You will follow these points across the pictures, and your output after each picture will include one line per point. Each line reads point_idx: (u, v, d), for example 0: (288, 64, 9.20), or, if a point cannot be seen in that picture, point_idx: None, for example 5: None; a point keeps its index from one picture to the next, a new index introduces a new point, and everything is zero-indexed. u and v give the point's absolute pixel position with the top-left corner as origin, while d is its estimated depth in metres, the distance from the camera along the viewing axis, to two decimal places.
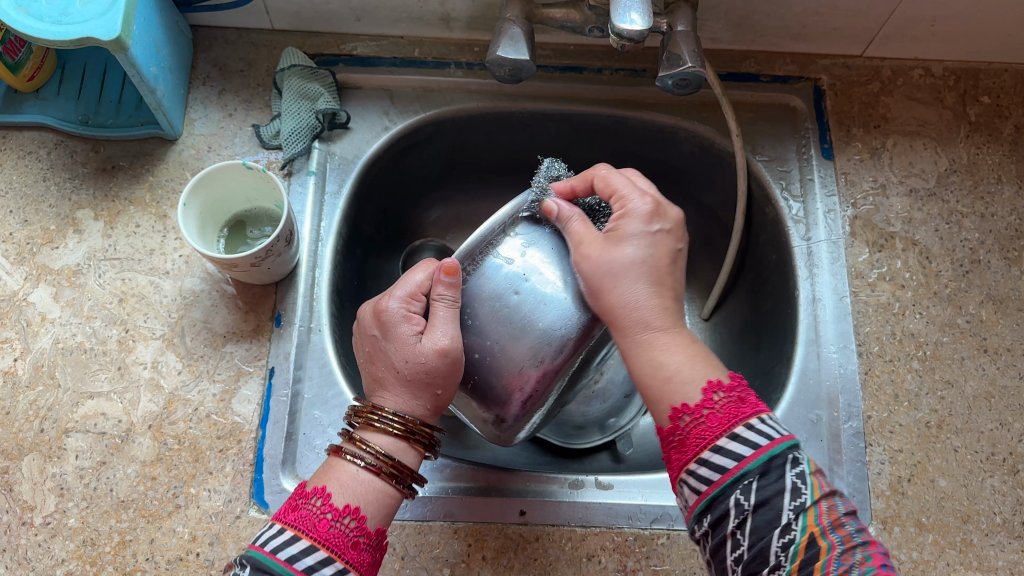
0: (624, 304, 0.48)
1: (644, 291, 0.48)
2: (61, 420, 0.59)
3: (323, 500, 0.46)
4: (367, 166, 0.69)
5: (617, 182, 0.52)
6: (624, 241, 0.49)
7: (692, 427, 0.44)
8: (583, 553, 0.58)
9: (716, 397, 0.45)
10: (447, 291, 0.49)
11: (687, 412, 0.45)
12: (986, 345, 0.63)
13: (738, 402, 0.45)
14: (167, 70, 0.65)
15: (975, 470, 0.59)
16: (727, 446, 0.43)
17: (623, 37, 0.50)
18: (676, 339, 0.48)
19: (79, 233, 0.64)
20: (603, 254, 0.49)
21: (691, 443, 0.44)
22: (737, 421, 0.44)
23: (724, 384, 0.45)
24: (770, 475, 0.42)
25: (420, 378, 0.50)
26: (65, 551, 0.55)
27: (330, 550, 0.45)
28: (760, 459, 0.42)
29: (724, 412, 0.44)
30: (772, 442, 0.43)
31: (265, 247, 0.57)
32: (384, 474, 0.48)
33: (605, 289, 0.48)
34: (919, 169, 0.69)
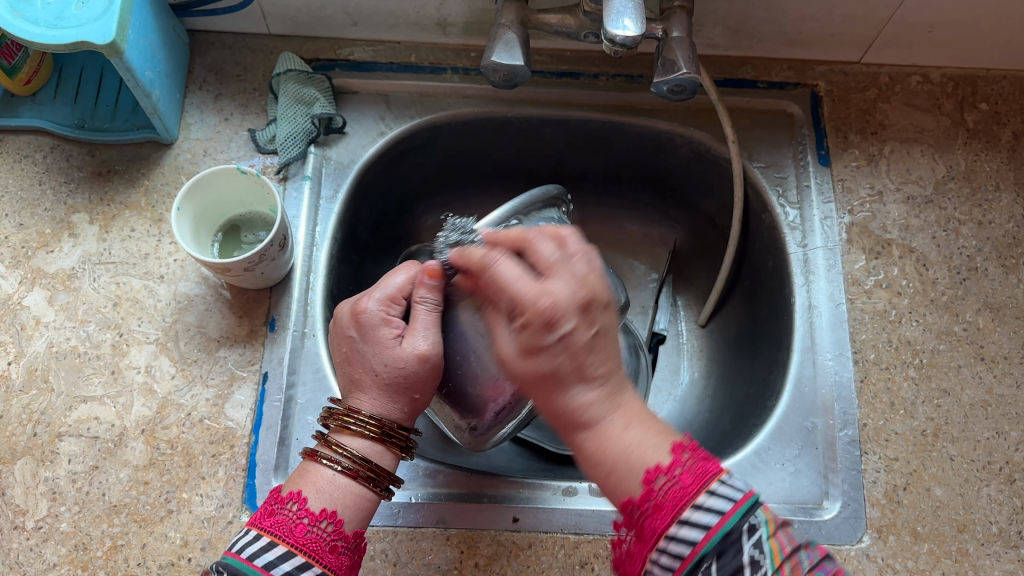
0: (569, 403, 0.44)
1: (588, 390, 0.44)
2: (54, 424, 0.59)
3: (299, 505, 0.47)
4: (362, 171, 0.69)
5: (504, 272, 0.44)
6: (538, 353, 0.43)
7: (645, 516, 0.41)
8: (576, 561, 0.57)
9: (660, 482, 0.41)
10: (429, 294, 0.50)
11: (663, 472, 0.41)
12: (984, 352, 0.63)
13: (691, 473, 0.41)
14: (164, 74, 0.65)
15: (971, 478, 0.59)
16: (681, 532, 0.39)
17: (616, 43, 0.49)
18: (632, 422, 0.44)
19: (74, 237, 0.64)
20: (523, 361, 0.43)
21: (647, 535, 0.41)
22: (687, 501, 0.40)
23: (665, 464, 0.41)
24: (727, 554, 0.38)
25: (399, 382, 0.50)
26: (57, 555, 0.55)
27: (307, 555, 0.45)
28: (715, 540, 0.38)
29: (671, 496, 0.40)
30: (726, 514, 0.39)
31: (258, 251, 0.57)
32: (360, 477, 0.49)
33: (542, 386, 0.44)
34: (916, 176, 0.69)
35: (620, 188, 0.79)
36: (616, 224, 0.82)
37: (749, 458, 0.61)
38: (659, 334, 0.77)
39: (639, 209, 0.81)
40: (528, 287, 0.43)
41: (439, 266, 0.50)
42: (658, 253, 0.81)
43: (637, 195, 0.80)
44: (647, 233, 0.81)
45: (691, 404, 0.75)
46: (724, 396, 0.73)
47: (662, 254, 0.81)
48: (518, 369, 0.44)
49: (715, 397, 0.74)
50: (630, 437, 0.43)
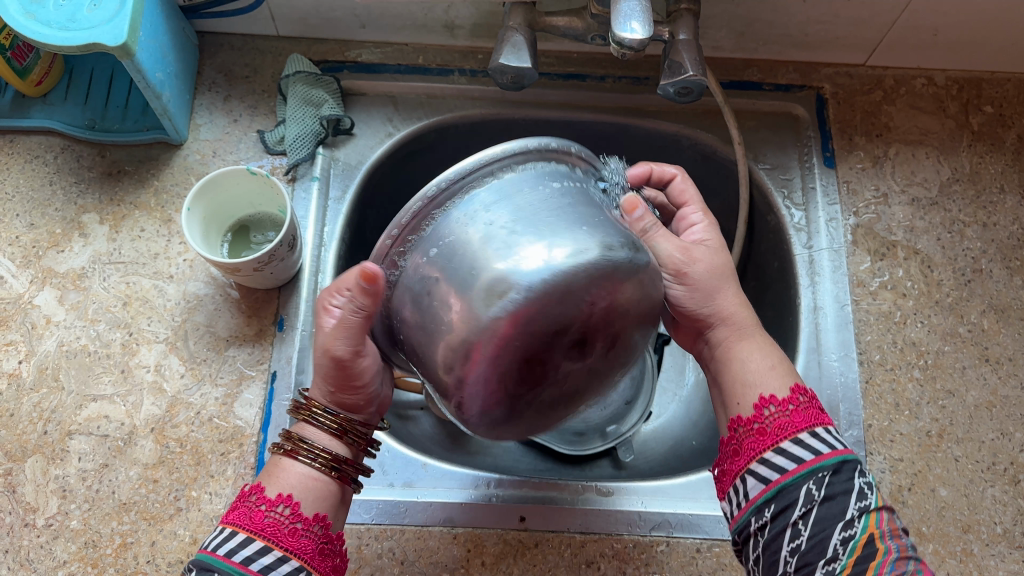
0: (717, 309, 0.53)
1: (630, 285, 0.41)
2: (65, 422, 0.59)
3: (258, 493, 0.47)
4: (370, 172, 0.69)
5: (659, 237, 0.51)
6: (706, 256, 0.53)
7: (775, 417, 0.47)
8: (582, 560, 0.58)
9: (770, 410, 0.47)
10: (361, 294, 0.45)
11: (774, 403, 0.47)
12: (988, 354, 0.63)
13: (806, 411, 0.47)
14: (173, 75, 0.66)
15: (976, 479, 0.59)
16: (809, 440, 0.45)
17: (624, 46, 0.50)
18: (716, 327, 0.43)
19: (84, 237, 0.65)
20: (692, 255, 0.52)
21: (761, 443, 0.46)
22: (813, 425, 0.46)
23: (782, 397, 0.47)
24: (841, 473, 0.44)
25: (328, 378, 0.51)
26: (67, 552, 0.55)
27: (267, 539, 0.46)
28: (831, 460, 0.44)
29: (786, 421, 0.46)
30: (838, 448, 0.45)
31: (268, 251, 0.57)
32: (320, 464, 0.49)
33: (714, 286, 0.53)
34: (921, 178, 0.69)
35: None
36: None
37: None
38: (664, 335, 0.77)
39: None
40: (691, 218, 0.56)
41: (378, 269, 0.44)
42: None
43: None
44: None
45: (696, 404, 0.76)
46: None
47: None
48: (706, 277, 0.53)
49: None
50: (760, 360, 0.50)
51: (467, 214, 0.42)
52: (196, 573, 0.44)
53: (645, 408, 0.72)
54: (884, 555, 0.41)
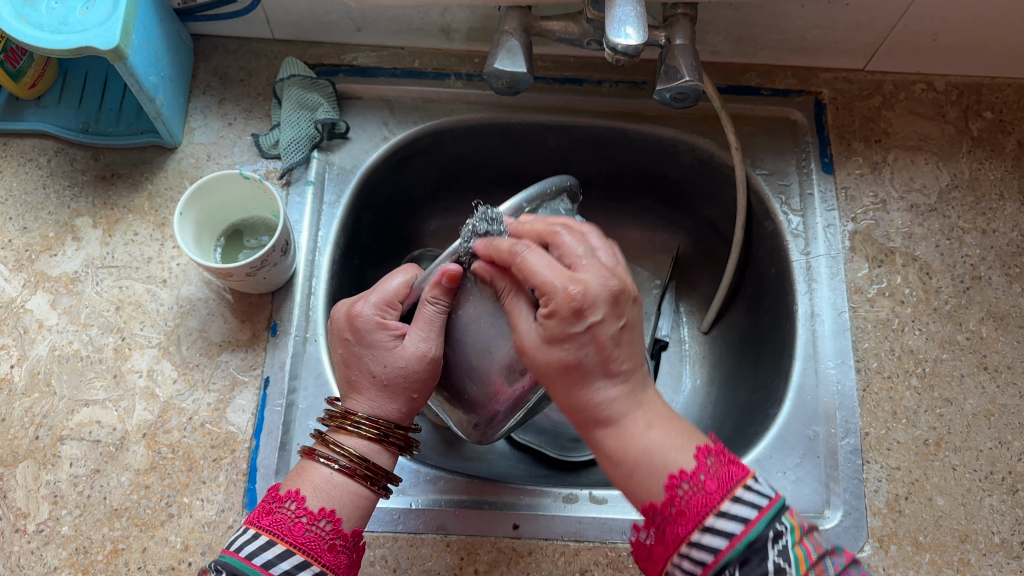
0: (591, 399, 0.44)
1: (610, 384, 0.44)
2: (56, 427, 0.59)
3: (298, 503, 0.47)
4: (366, 176, 0.69)
5: (533, 263, 0.43)
6: (558, 344, 0.43)
7: (690, 495, 0.42)
8: (576, 568, 0.57)
9: (684, 488, 0.42)
10: (442, 295, 0.47)
11: (685, 479, 0.42)
12: (987, 362, 0.63)
13: (715, 480, 0.42)
14: (168, 79, 0.65)
15: (973, 488, 0.59)
16: (719, 524, 0.41)
17: (618, 52, 0.49)
18: (653, 422, 0.45)
19: (78, 241, 0.65)
20: (546, 350, 0.43)
21: (669, 539, 0.42)
22: (712, 509, 0.41)
23: (689, 471, 0.43)
24: (752, 561, 0.40)
25: (398, 382, 0.50)
26: (57, 559, 0.55)
27: (306, 553, 0.46)
28: (739, 547, 0.40)
29: (695, 502, 0.42)
30: (751, 521, 0.40)
31: (261, 256, 0.57)
32: (357, 476, 0.49)
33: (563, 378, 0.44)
34: (920, 184, 0.69)
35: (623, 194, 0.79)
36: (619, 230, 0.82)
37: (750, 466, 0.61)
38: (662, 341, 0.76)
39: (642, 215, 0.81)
40: (557, 276, 0.42)
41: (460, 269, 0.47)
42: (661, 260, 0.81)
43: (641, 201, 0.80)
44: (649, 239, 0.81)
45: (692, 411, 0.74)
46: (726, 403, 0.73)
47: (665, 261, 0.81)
48: (540, 359, 0.44)
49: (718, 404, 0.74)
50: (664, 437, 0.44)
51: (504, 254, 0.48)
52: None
53: None
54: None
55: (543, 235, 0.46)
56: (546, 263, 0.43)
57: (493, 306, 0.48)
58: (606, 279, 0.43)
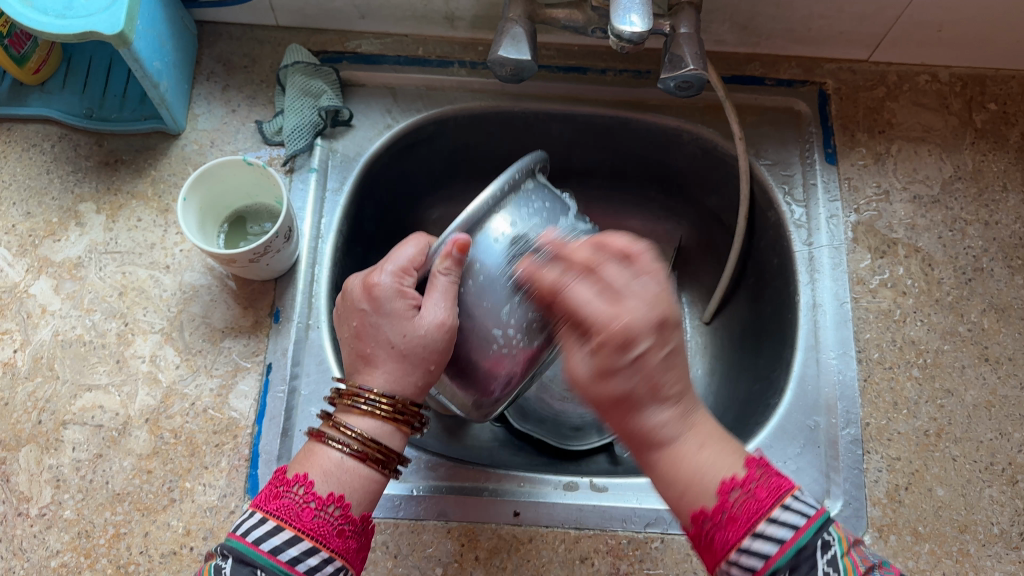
0: (645, 425, 0.43)
1: (663, 409, 0.43)
2: (59, 412, 0.59)
3: (306, 488, 0.47)
4: (369, 164, 0.69)
5: (578, 295, 0.43)
6: (614, 375, 0.42)
7: (743, 500, 0.42)
8: (576, 556, 0.58)
9: (735, 494, 0.42)
10: (452, 266, 0.50)
11: (737, 485, 0.42)
12: (988, 353, 0.63)
13: (766, 488, 0.42)
14: (171, 65, 0.65)
15: (973, 479, 0.59)
16: (769, 530, 0.41)
17: (623, 39, 0.49)
18: (704, 442, 0.44)
19: (81, 226, 0.65)
20: (600, 385, 0.43)
21: (718, 546, 0.42)
22: (786, 493, 0.42)
23: (742, 476, 0.43)
24: (817, 542, 0.41)
25: (417, 353, 0.50)
26: (60, 542, 0.55)
27: (315, 539, 0.46)
28: (789, 554, 0.40)
29: (746, 509, 0.41)
30: (800, 530, 0.40)
31: (264, 242, 0.57)
32: (369, 459, 0.49)
33: (615, 410, 0.43)
34: (923, 175, 0.69)
35: (627, 183, 0.79)
36: (621, 219, 0.82)
37: None
38: None
39: (645, 205, 0.81)
40: (602, 310, 0.42)
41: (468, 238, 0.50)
42: (664, 251, 0.80)
43: (643, 191, 0.79)
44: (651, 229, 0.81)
45: None
46: (728, 394, 0.73)
47: (668, 251, 0.80)
48: (593, 391, 0.43)
49: (719, 395, 0.74)
50: (709, 456, 0.44)
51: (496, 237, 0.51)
52: (233, 563, 0.44)
53: None
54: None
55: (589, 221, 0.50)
56: (596, 291, 0.43)
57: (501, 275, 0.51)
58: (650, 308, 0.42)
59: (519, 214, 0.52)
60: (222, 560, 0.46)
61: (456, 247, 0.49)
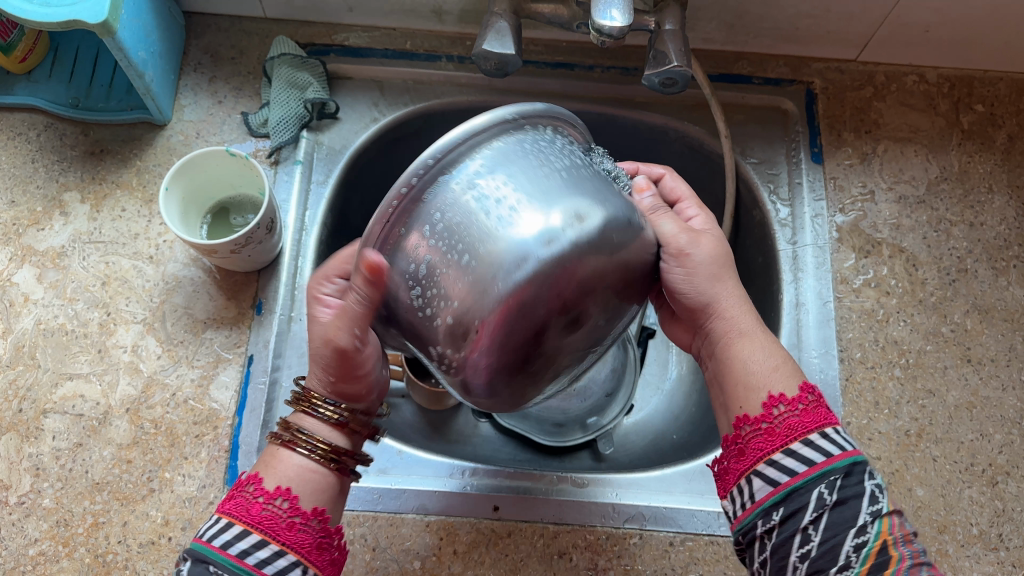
0: (712, 302, 0.50)
1: (727, 294, 0.50)
2: (40, 400, 0.59)
3: (256, 485, 0.47)
4: (355, 157, 0.69)
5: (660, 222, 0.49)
6: (690, 251, 0.49)
7: (785, 418, 0.44)
8: (554, 551, 0.58)
9: (780, 410, 0.44)
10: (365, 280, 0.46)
11: (783, 402, 0.45)
12: (970, 354, 0.63)
13: (810, 412, 0.44)
14: (157, 55, 0.65)
15: (953, 479, 0.59)
16: (806, 449, 0.42)
17: (603, 34, 0.49)
18: (753, 338, 0.49)
19: (65, 216, 0.65)
20: (679, 253, 0.48)
21: (751, 453, 0.44)
22: (826, 424, 0.44)
23: (790, 395, 0.45)
24: (851, 478, 0.41)
25: (324, 358, 0.50)
26: (38, 531, 0.55)
27: (264, 532, 0.45)
28: (822, 471, 0.41)
29: (786, 425, 0.44)
30: (833, 456, 0.42)
31: (245, 233, 0.57)
32: (322, 458, 0.49)
33: (688, 287, 0.50)
34: (909, 176, 0.69)
35: None
36: None
37: None
38: (647, 329, 0.78)
39: None
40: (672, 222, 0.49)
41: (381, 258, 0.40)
42: None
43: None
44: None
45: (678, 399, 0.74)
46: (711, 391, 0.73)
47: None
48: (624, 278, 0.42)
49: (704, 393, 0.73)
50: (762, 359, 0.47)
51: (462, 189, 0.39)
52: (190, 564, 0.43)
53: (626, 401, 0.72)
54: (896, 565, 0.39)
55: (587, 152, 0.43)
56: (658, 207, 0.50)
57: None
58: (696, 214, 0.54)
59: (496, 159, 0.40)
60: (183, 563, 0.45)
61: (367, 269, 0.40)
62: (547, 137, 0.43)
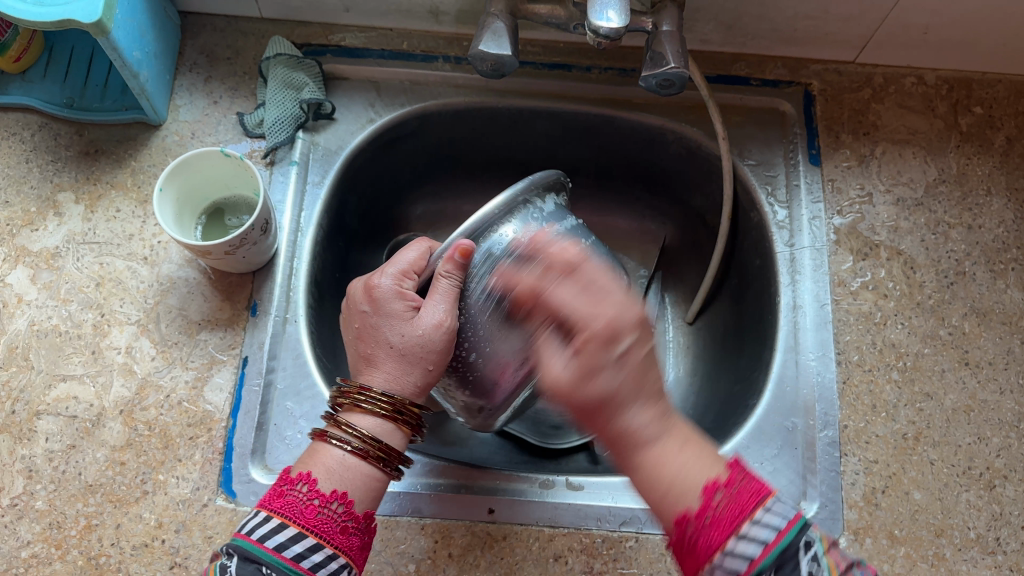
0: (627, 425, 0.42)
1: (643, 411, 0.42)
2: (33, 402, 0.59)
3: (309, 485, 0.47)
4: (350, 158, 0.69)
5: (559, 296, 0.44)
6: (595, 377, 0.40)
7: (726, 502, 0.40)
8: (550, 554, 0.58)
9: (719, 496, 0.40)
10: (454, 270, 0.49)
11: (720, 487, 0.41)
12: (968, 357, 0.63)
13: (748, 489, 0.40)
14: (152, 55, 0.65)
15: (950, 483, 0.59)
16: (753, 530, 0.39)
17: (600, 35, 0.48)
18: (686, 443, 0.42)
19: (59, 216, 0.64)
20: (585, 386, 0.40)
21: (702, 548, 0.40)
22: (746, 517, 0.39)
23: (724, 478, 0.41)
24: (784, 567, 0.39)
25: (415, 352, 0.50)
26: (31, 533, 0.55)
27: (319, 536, 0.46)
28: (773, 555, 0.38)
29: (730, 509, 0.40)
30: (782, 530, 0.39)
31: (239, 234, 0.56)
32: (370, 457, 0.49)
33: (597, 411, 0.41)
34: (907, 178, 0.68)
35: (613, 183, 0.79)
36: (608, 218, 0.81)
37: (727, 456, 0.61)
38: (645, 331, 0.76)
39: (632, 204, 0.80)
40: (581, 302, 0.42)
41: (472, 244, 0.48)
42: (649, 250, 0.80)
43: (630, 190, 0.79)
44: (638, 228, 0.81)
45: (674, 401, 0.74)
46: (708, 393, 0.73)
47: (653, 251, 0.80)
48: (576, 395, 0.41)
49: (700, 395, 0.73)
50: (691, 467, 0.42)
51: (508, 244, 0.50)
52: (238, 562, 0.44)
53: None
54: None
55: (530, 288, 0.46)
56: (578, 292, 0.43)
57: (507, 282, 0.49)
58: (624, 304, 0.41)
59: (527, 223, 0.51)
60: (227, 559, 0.45)
61: (463, 253, 0.48)
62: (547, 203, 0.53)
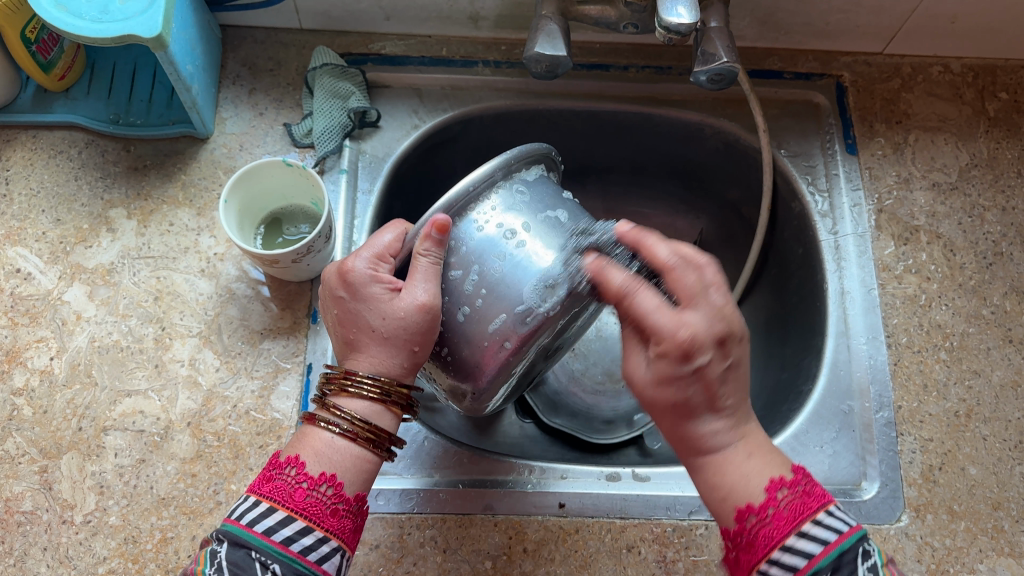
0: (699, 433, 0.46)
1: (716, 419, 0.46)
2: (99, 418, 0.59)
3: (298, 469, 0.47)
4: (397, 165, 0.69)
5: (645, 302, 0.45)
6: (670, 384, 0.44)
7: (788, 501, 0.44)
8: (622, 545, 0.59)
9: (782, 494, 0.44)
10: (433, 247, 0.49)
11: (784, 485, 0.44)
12: (1012, 335, 0.65)
13: (811, 492, 0.44)
14: (201, 68, 0.65)
15: (1004, 457, 0.61)
16: (814, 531, 0.42)
17: (671, 31, 0.50)
18: (754, 452, 0.46)
19: (112, 232, 0.64)
20: (656, 388, 0.45)
21: (761, 542, 0.43)
22: (808, 518, 0.43)
23: (789, 479, 0.45)
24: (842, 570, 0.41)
25: (399, 335, 0.49)
26: (106, 549, 0.55)
27: (308, 519, 0.46)
28: (834, 555, 0.41)
29: (792, 509, 0.43)
30: (844, 534, 0.42)
31: (306, 243, 0.57)
32: (360, 439, 0.48)
33: (666, 413, 0.46)
34: (941, 164, 0.70)
35: (647, 179, 0.80)
36: (642, 215, 0.83)
37: (788, 441, 0.62)
38: None
39: (665, 200, 0.82)
40: (665, 316, 0.44)
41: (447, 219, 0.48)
42: (683, 244, 0.82)
43: (663, 185, 0.81)
44: (671, 223, 0.82)
45: None
46: (754, 382, 0.74)
47: (687, 245, 0.82)
48: (650, 394, 0.46)
49: (745, 385, 0.75)
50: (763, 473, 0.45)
51: (488, 215, 0.50)
52: (228, 547, 0.44)
53: None
54: None
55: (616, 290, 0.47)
56: (657, 305, 0.45)
57: (484, 255, 0.50)
58: (713, 321, 0.44)
59: (508, 196, 0.51)
60: (219, 544, 0.46)
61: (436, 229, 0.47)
62: (532, 171, 0.54)
